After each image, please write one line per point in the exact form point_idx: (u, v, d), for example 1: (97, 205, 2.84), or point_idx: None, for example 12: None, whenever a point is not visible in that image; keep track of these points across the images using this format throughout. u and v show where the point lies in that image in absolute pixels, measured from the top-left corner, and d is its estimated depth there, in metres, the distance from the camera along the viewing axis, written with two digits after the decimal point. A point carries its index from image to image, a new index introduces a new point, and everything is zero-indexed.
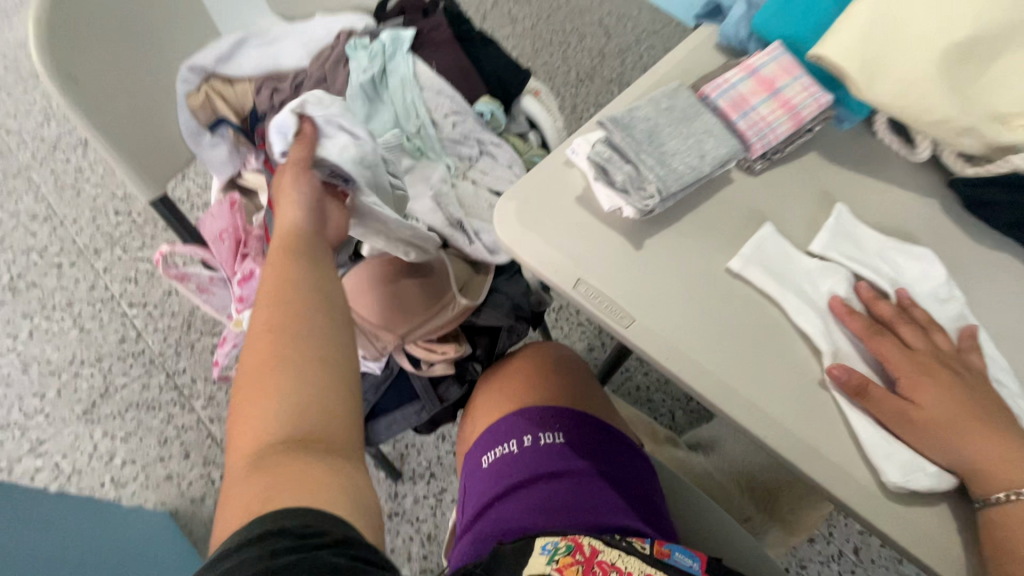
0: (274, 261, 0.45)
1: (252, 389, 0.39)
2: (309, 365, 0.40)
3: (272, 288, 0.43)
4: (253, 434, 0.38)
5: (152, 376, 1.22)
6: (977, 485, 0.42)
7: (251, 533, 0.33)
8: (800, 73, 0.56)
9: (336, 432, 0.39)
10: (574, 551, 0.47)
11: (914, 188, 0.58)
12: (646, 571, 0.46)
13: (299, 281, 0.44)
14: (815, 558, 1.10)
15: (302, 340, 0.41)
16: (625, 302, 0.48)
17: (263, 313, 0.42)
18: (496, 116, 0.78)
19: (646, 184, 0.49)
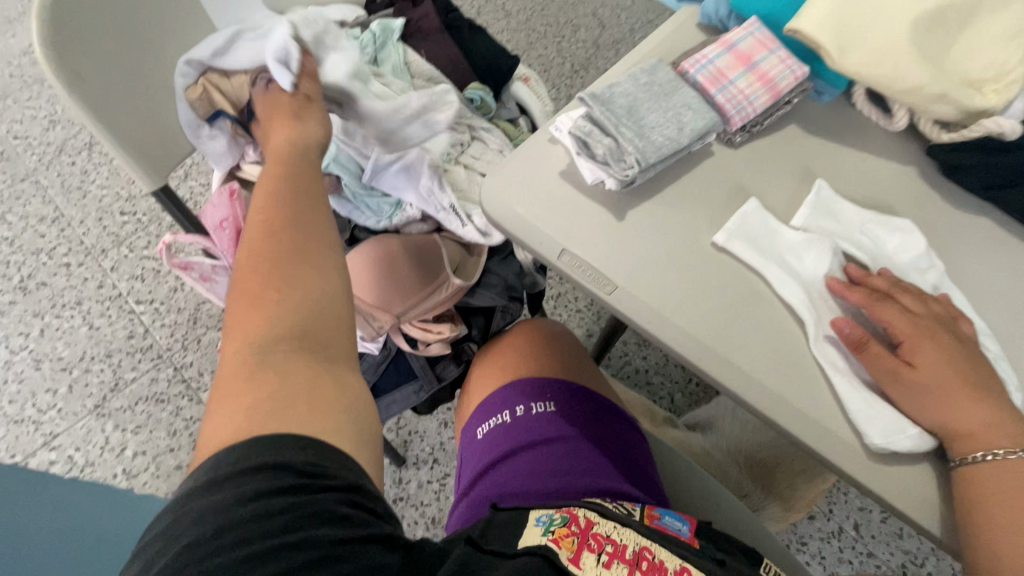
0: (271, 182, 0.49)
1: (247, 290, 0.42)
2: (306, 269, 0.43)
3: (269, 203, 0.47)
4: (247, 334, 0.40)
5: (160, 370, 1.25)
6: (952, 445, 0.42)
7: (248, 464, 0.34)
8: (776, 47, 0.57)
9: (330, 337, 0.42)
10: (569, 522, 0.47)
11: (893, 155, 0.59)
12: (642, 543, 0.47)
13: (297, 199, 0.48)
14: (815, 535, 1.11)
15: (300, 248, 0.44)
16: (609, 271, 0.50)
17: (260, 223, 0.45)
18: (486, 101, 0.80)
19: (627, 157, 0.51)
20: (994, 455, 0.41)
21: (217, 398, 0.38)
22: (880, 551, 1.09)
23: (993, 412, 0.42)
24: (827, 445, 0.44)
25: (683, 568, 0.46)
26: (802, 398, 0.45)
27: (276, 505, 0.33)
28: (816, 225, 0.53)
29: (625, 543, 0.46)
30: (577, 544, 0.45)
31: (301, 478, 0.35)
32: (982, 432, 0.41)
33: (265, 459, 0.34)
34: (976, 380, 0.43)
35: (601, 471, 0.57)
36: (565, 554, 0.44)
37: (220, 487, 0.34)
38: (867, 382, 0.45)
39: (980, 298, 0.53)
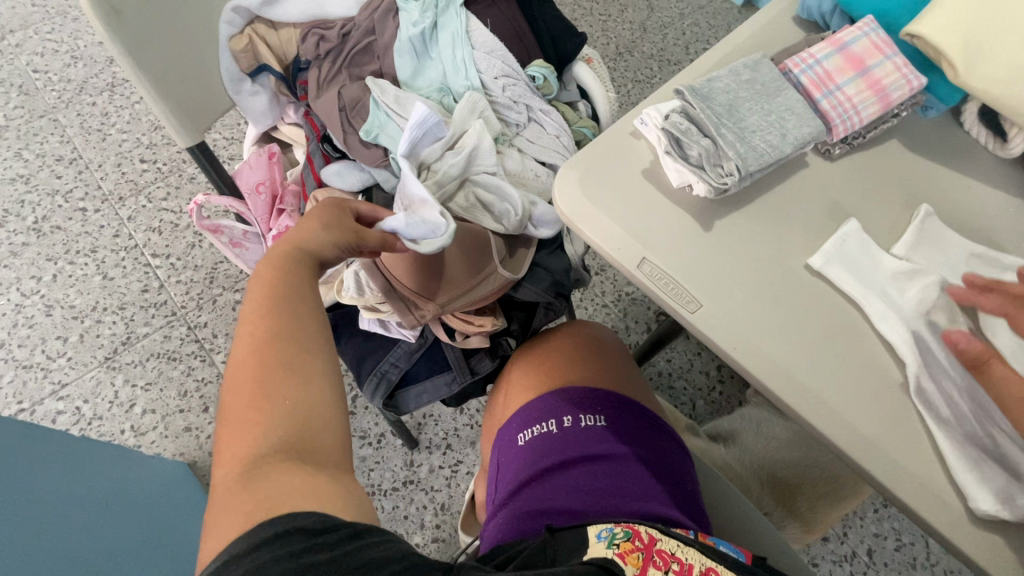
0: (267, 275, 0.45)
1: (243, 406, 0.39)
2: (304, 381, 0.41)
3: (266, 304, 0.44)
4: (242, 447, 0.37)
5: (174, 328, 1.21)
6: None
7: (259, 538, 0.33)
8: (892, 52, 0.51)
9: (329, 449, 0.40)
10: (633, 538, 0.45)
11: (1001, 185, 0.54)
12: (709, 566, 0.44)
13: (297, 299, 0.45)
14: (828, 557, 1.08)
15: (298, 360, 0.42)
16: (692, 286, 0.46)
17: (257, 328, 0.42)
18: (548, 81, 0.73)
19: (720, 163, 0.46)
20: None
21: (210, 514, 0.35)
22: None
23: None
24: (925, 503, 0.41)
25: None
26: (901, 451, 0.42)
27: (297, 564, 0.32)
28: (918, 254, 0.48)
29: (692, 562, 0.44)
30: (643, 561, 0.43)
31: (313, 534, 0.34)
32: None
33: (273, 526, 0.33)
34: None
35: (649, 495, 0.54)
36: (631, 570, 0.43)
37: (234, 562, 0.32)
38: (970, 440, 0.42)
39: None
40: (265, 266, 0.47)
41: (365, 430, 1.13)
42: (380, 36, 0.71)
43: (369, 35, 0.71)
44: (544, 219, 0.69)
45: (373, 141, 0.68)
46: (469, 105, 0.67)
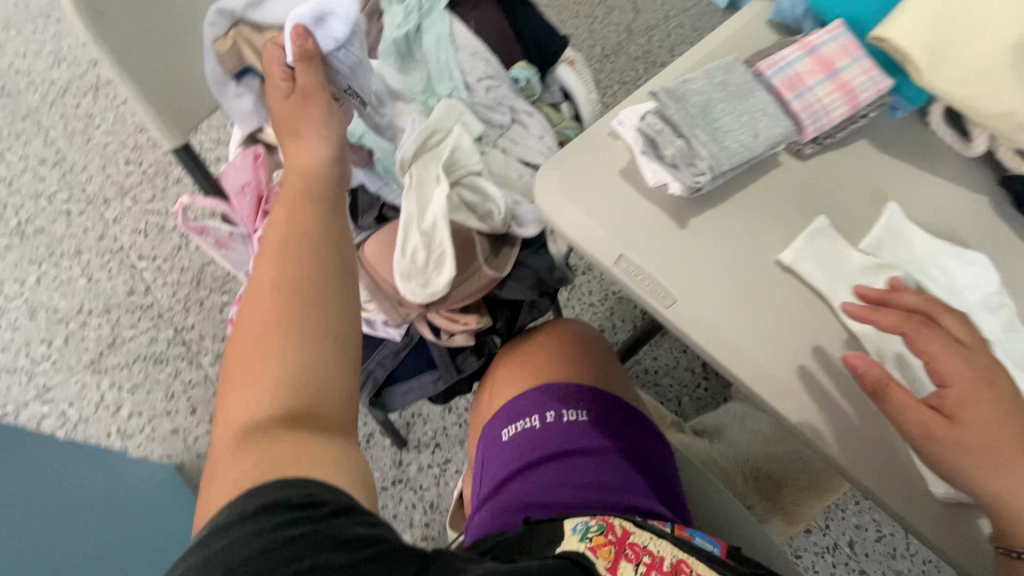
0: (285, 210, 0.46)
1: (245, 355, 0.40)
2: (307, 324, 0.40)
3: (281, 241, 0.44)
4: (247, 396, 0.39)
5: (160, 331, 1.21)
6: (1012, 535, 0.41)
7: (244, 509, 0.34)
8: (859, 55, 0.53)
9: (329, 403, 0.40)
10: (606, 531, 0.46)
11: (965, 183, 0.56)
12: (678, 556, 0.45)
13: (306, 234, 0.45)
14: (811, 548, 1.11)
15: (307, 298, 0.41)
16: (668, 282, 0.47)
17: (271, 266, 0.43)
18: (531, 83, 0.75)
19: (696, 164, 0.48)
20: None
21: (212, 466, 0.38)
22: (872, 570, 1.09)
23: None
24: (889, 487, 0.44)
25: None
26: (865, 441, 0.44)
27: (281, 535, 0.33)
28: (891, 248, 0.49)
29: (662, 555, 0.45)
30: (614, 554, 0.44)
31: (299, 508, 0.34)
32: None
33: (258, 498, 0.34)
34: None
35: (629, 488, 0.55)
36: (602, 563, 0.44)
37: (222, 531, 0.33)
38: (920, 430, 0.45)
39: None
40: (284, 199, 0.48)
41: None
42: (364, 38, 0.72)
43: None
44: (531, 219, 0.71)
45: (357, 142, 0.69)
46: (443, 110, 0.69)
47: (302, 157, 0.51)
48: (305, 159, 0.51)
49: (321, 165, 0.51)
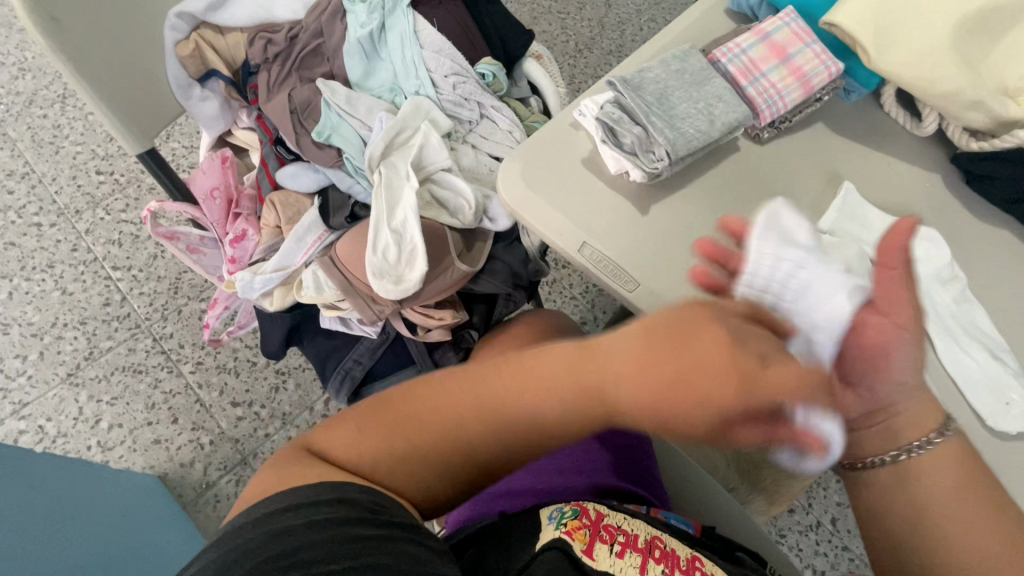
0: (628, 363, 0.36)
1: (418, 409, 0.42)
2: (472, 435, 0.41)
3: (572, 369, 0.39)
4: (414, 408, 0.42)
5: (138, 341, 1.19)
6: (856, 448, 0.44)
7: (321, 498, 0.36)
8: (811, 40, 0.55)
9: (418, 485, 0.42)
10: (580, 515, 0.47)
11: (918, 162, 0.57)
12: (653, 533, 0.46)
13: (554, 420, 0.40)
14: (794, 528, 1.13)
15: (503, 423, 0.41)
16: (631, 268, 0.48)
17: (539, 375, 0.40)
18: (498, 78, 0.75)
19: (772, 273, 0.41)
20: (900, 454, 0.42)
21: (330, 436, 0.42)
22: (855, 546, 1.11)
23: (911, 412, 0.42)
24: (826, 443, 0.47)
25: (694, 556, 0.46)
26: None
27: (345, 528, 0.34)
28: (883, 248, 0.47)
29: (637, 532, 0.46)
30: (590, 536, 0.44)
31: (368, 513, 0.36)
32: (892, 431, 0.42)
33: (334, 495, 0.36)
34: (912, 376, 0.42)
35: (606, 470, 0.56)
36: (578, 546, 0.44)
37: (293, 513, 0.35)
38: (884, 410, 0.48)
39: (1008, 314, 0.51)
40: (638, 350, 0.36)
41: None
42: (328, 38, 0.72)
43: (317, 37, 0.72)
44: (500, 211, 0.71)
45: (326, 141, 0.70)
46: (412, 108, 0.69)
47: (693, 345, 0.34)
48: (753, 339, 0.35)
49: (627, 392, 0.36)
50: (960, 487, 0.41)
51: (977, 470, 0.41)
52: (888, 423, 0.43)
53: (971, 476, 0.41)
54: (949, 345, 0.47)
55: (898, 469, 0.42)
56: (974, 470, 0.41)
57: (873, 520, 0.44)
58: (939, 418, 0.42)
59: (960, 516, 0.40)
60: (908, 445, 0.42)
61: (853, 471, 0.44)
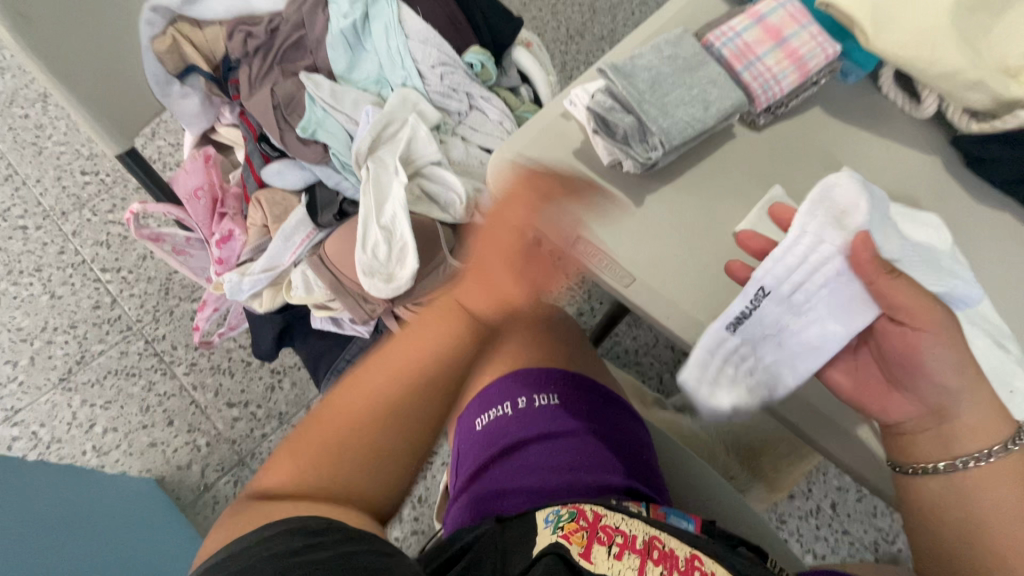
0: (407, 361, 0.46)
1: (324, 432, 0.45)
2: (382, 439, 0.45)
3: (397, 366, 0.46)
4: (318, 436, 0.45)
5: (130, 343, 1.18)
6: (908, 451, 0.43)
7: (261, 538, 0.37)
8: (807, 22, 0.53)
9: (359, 487, 0.45)
10: (577, 518, 0.46)
11: (918, 145, 0.56)
12: (651, 533, 0.45)
13: (435, 364, 0.46)
14: (795, 513, 1.13)
15: (403, 418, 0.45)
16: (626, 261, 0.47)
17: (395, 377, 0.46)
18: (487, 67, 0.73)
19: (803, 277, 0.42)
20: (958, 462, 0.41)
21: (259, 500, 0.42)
22: (855, 529, 1.11)
23: (972, 417, 0.41)
24: (842, 443, 0.46)
25: (693, 555, 0.44)
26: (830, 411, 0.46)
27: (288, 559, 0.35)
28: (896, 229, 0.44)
29: (635, 533, 0.45)
30: (587, 539, 0.43)
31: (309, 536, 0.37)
32: (949, 437, 0.41)
33: (276, 532, 0.37)
34: (974, 381, 0.40)
35: (605, 468, 0.55)
36: (576, 549, 0.42)
37: (235, 557, 0.36)
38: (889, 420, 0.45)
39: (1008, 299, 0.51)
40: (409, 343, 0.47)
41: None
42: (310, 30, 0.70)
43: (298, 28, 0.70)
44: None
45: (311, 137, 0.68)
46: (397, 101, 0.67)
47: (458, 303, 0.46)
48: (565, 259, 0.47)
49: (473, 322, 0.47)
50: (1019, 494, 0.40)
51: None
52: (945, 427, 0.41)
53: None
54: None
55: (951, 477, 0.41)
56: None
57: (925, 522, 0.43)
58: (1008, 426, 0.41)
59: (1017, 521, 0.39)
60: (968, 453, 0.41)
61: (902, 475, 0.43)
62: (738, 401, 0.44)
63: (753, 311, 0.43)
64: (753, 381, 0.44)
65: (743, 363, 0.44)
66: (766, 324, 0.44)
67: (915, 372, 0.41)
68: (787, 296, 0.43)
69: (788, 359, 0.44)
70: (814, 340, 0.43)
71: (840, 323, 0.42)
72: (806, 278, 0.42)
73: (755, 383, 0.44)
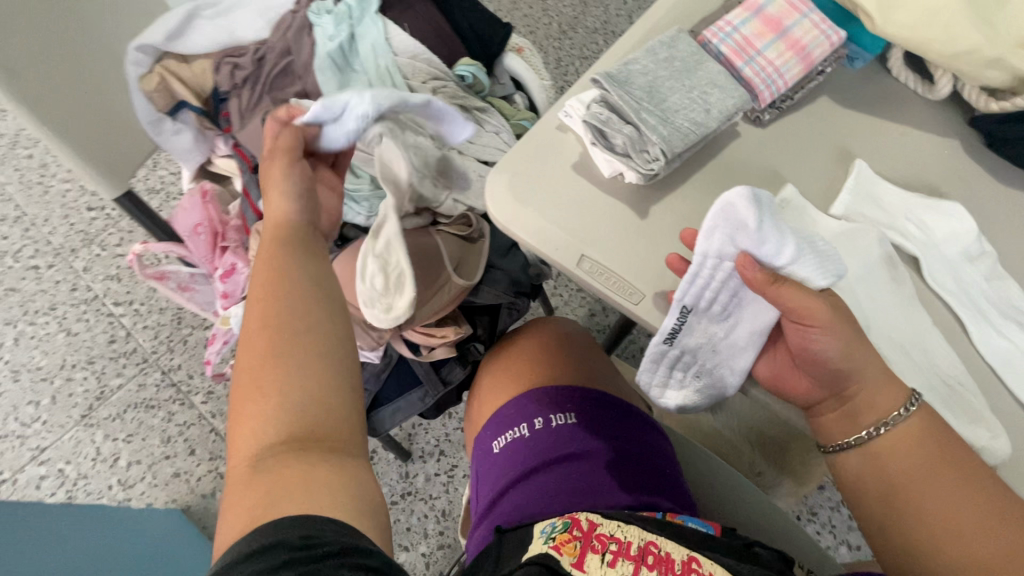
0: (259, 309, 0.42)
1: (245, 386, 0.40)
2: (305, 354, 0.41)
3: (250, 325, 0.42)
4: (246, 418, 0.39)
5: (147, 375, 1.19)
6: (824, 433, 0.44)
7: (246, 547, 0.33)
8: (808, 10, 0.51)
9: (320, 414, 0.39)
10: (571, 528, 0.45)
11: (932, 128, 0.53)
12: (647, 539, 0.44)
13: (296, 255, 0.45)
14: (826, 504, 1.09)
15: (295, 303, 0.42)
16: (632, 277, 0.45)
17: (255, 332, 0.41)
18: (479, 78, 0.72)
19: (709, 288, 0.43)
20: (865, 435, 0.42)
21: (225, 504, 0.37)
22: None
23: (870, 393, 0.41)
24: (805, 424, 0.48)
25: (691, 557, 0.43)
26: None
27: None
28: (817, 239, 0.41)
29: (629, 539, 0.44)
30: (580, 548, 0.43)
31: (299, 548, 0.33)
32: (854, 414, 0.42)
33: (264, 538, 0.33)
34: (860, 357, 0.40)
35: (631, 486, 0.53)
36: (567, 560, 0.42)
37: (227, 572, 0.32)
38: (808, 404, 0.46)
39: None
40: (252, 297, 0.43)
41: None
42: (296, 56, 0.69)
43: (285, 55, 0.69)
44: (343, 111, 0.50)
45: None
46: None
47: (266, 243, 0.46)
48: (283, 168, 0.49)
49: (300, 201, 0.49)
50: (920, 458, 0.40)
51: (938, 433, 0.40)
52: (850, 405, 0.42)
53: (935, 443, 0.40)
54: (979, 326, 0.44)
55: (864, 451, 0.43)
56: (938, 434, 0.40)
57: (864, 509, 0.43)
58: (900, 391, 0.41)
59: (928, 487, 0.40)
60: (872, 426, 0.42)
61: (830, 454, 0.45)
62: (685, 402, 0.50)
63: (682, 326, 0.45)
64: (701, 384, 0.49)
65: (688, 368, 0.49)
66: (698, 334, 0.46)
67: (812, 361, 0.41)
68: (707, 308, 0.44)
69: (724, 361, 0.47)
70: (744, 340, 0.45)
71: (752, 323, 0.44)
72: (717, 294, 0.43)
73: (703, 385, 0.49)
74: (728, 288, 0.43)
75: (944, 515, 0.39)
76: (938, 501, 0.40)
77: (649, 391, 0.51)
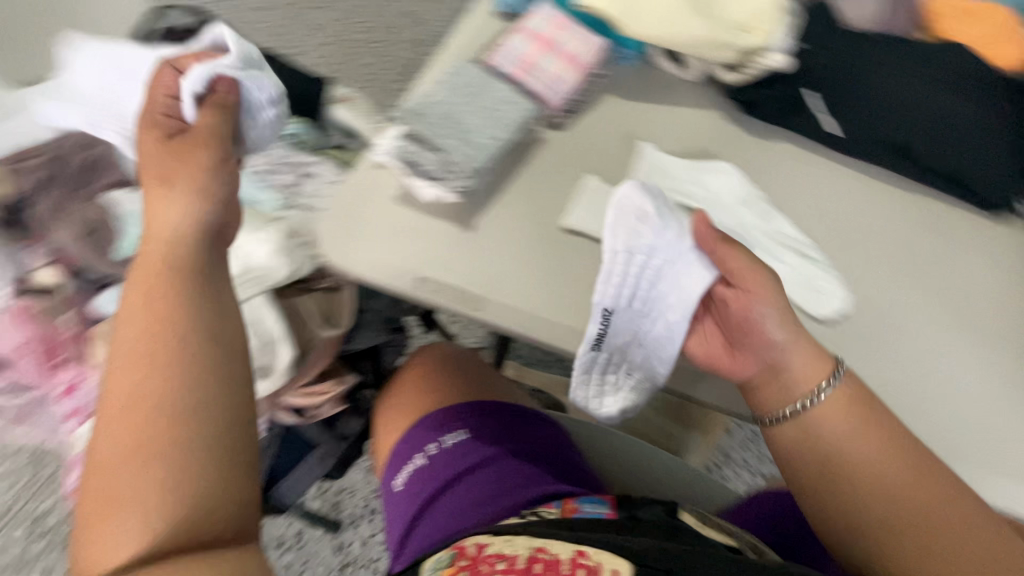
0: (138, 372, 0.39)
1: (112, 479, 0.37)
2: (188, 429, 0.39)
3: (123, 392, 0.39)
4: (114, 515, 0.36)
5: (9, 533, 1.02)
6: (760, 405, 0.46)
7: None
8: (570, 26, 0.59)
9: (207, 499, 0.38)
10: (457, 559, 0.45)
11: (698, 103, 0.62)
12: (533, 548, 0.43)
13: (182, 303, 0.43)
14: (736, 445, 1.19)
15: (178, 364, 0.40)
16: (470, 287, 0.49)
17: (130, 415, 0.38)
18: (308, 136, 0.75)
19: (628, 284, 0.48)
20: (797, 406, 0.44)
21: None
22: None
23: (800, 361, 0.44)
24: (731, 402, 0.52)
25: (579, 552, 0.42)
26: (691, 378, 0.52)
27: None
28: None
29: (516, 553, 0.42)
30: None
31: None
32: (787, 385, 0.44)
33: None
34: (796, 322, 0.45)
35: (529, 482, 0.56)
36: None
37: None
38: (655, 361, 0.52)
39: (805, 214, 0.58)
40: (130, 358, 0.40)
41: (280, 535, 1.05)
42: None
43: None
44: (236, 66, 0.51)
45: None
46: None
47: (143, 290, 0.43)
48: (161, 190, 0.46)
49: (188, 219, 0.46)
50: (854, 428, 0.42)
51: (863, 397, 0.44)
52: (782, 378, 0.44)
53: (860, 406, 0.43)
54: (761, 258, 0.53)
55: (800, 422, 0.44)
56: (861, 399, 0.43)
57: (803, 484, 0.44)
58: (827, 362, 0.44)
59: (856, 448, 0.42)
60: (804, 398, 0.44)
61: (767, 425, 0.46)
62: (624, 403, 0.53)
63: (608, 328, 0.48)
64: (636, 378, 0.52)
65: (620, 367, 0.52)
66: (623, 333, 0.49)
67: (749, 331, 0.45)
68: (628, 306, 0.48)
69: (653, 352, 0.49)
70: (668, 329, 0.47)
71: (679, 308, 0.47)
72: (631, 291, 0.48)
73: (636, 380, 0.52)
74: (642, 280, 0.48)
75: (875, 473, 0.41)
76: (868, 462, 0.42)
77: (588, 404, 0.54)
